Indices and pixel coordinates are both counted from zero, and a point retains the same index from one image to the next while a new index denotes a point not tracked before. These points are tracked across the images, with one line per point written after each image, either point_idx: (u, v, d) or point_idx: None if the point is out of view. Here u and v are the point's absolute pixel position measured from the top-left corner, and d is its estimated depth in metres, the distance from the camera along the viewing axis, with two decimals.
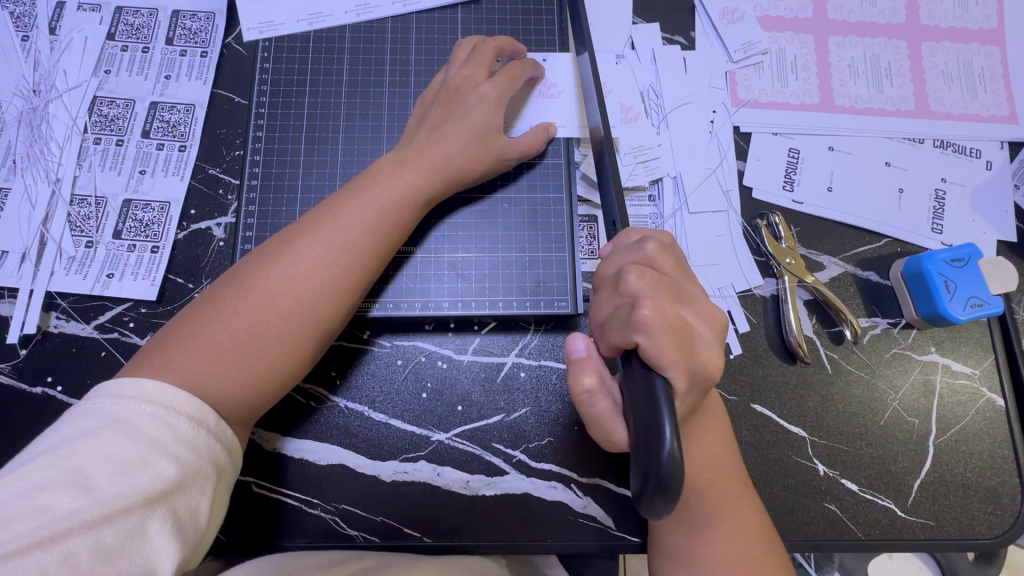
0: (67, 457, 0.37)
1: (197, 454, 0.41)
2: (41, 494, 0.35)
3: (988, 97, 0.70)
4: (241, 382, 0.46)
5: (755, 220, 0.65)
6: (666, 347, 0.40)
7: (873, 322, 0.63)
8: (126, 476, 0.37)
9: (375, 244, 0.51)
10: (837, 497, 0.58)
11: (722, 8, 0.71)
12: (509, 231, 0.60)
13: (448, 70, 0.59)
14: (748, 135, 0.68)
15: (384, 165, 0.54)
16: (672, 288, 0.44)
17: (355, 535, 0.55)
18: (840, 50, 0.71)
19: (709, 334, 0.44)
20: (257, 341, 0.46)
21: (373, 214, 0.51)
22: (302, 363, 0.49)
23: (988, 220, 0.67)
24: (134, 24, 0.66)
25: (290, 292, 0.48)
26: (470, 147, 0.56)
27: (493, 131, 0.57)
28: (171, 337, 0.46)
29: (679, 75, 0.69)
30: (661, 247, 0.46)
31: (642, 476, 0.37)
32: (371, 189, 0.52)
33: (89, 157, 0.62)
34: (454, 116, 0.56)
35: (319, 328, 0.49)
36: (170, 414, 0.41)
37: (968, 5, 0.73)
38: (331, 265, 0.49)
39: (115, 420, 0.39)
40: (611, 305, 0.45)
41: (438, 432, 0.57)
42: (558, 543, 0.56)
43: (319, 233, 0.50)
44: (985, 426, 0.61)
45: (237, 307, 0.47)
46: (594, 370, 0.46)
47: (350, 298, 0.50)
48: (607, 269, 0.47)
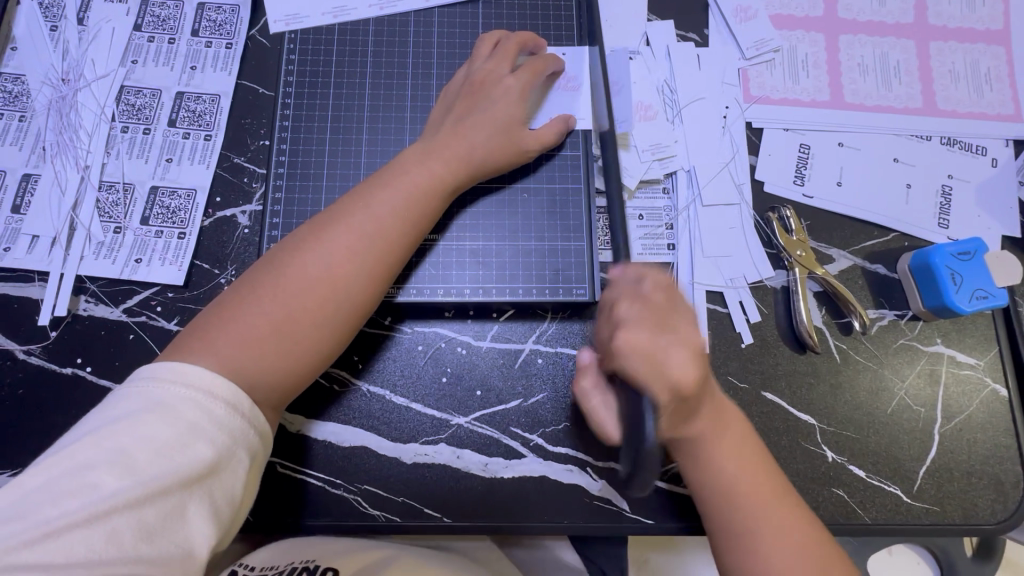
0: (112, 439, 0.38)
1: (232, 439, 0.42)
2: (89, 473, 0.37)
3: (994, 96, 0.72)
4: (279, 365, 0.47)
5: (767, 213, 0.66)
6: (637, 363, 0.42)
7: (881, 313, 0.65)
8: (166, 459, 0.38)
9: (405, 232, 0.52)
10: (845, 483, 0.60)
11: (735, 6, 0.72)
12: (528, 220, 0.62)
13: (471, 66, 0.61)
14: (760, 130, 0.69)
15: (412, 155, 0.55)
16: (657, 315, 0.45)
17: (377, 514, 0.57)
18: (850, 49, 0.72)
19: (687, 356, 0.44)
20: (293, 325, 0.48)
21: (404, 203, 0.53)
22: (335, 347, 0.50)
23: (993, 215, 0.68)
24: (160, 15, 0.67)
25: (326, 277, 0.49)
26: (493, 138, 0.57)
27: (515, 125, 0.59)
28: (210, 322, 0.47)
29: (694, 72, 0.70)
30: (658, 287, 0.48)
31: (630, 460, 0.39)
32: (401, 178, 0.54)
33: (117, 145, 0.64)
34: (478, 109, 0.58)
35: (352, 314, 0.50)
36: (208, 398, 0.42)
37: (975, 5, 0.74)
38: (364, 252, 0.50)
39: (156, 403, 0.41)
40: (606, 331, 0.48)
41: (458, 415, 0.59)
42: (575, 524, 0.57)
43: (352, 221, 0.51)
44: (988, 415, 0.62)
45: (275, 292, 0.48)
46: (594, 374, 0.54)
47: (381, 285, 0.52)
48: (611, 295, 0.50)
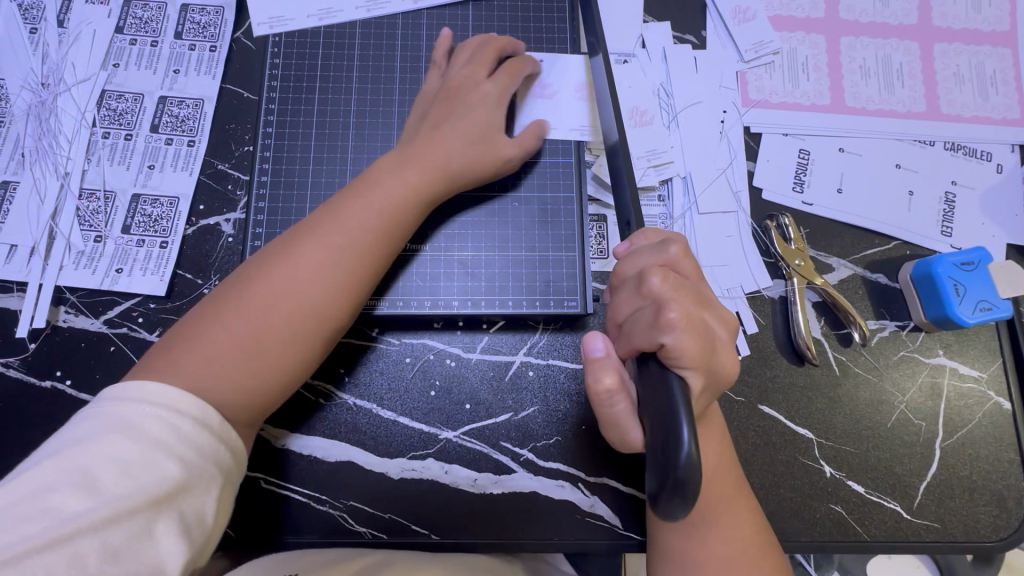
0: (74, 459, 0.37)
1: (201, 454, 0.41)
2: (50, 496, 0.35)
3: (999, 99, 0.70)
4: (246, 383, 0.45)
5: (765, 221, 0.65)
6: (691, 348, 0.41)
7: (882, 324, 0.63)
8: (131, 478, 0.37)
9: (378, 243, 0.51)
10: (844, 499, 0.58)
11: (734, 7, 0.70)
12: (519, 229, 0.60)
13: (448, 70, 0.59)
14: (758, 135, 0.67)
15: (385, 165, 0.54)
16: (693, 291, 0.44)
17: (363, 531, 0.55)
18: (851, 51, 0.70)
19: (725, 336, 0.45)
20: (262, 343, 0.46)
21: (376, 214, 0.51)
22: (307, 364, 0.49)
23: (998, 223, 0.66)
24: (143, 17, 0.66)
25: (295, 292, 0.47)
26: (472, 145, 0.56)
27: (490, 134, 0.56)
28: (176, 340, 0.46)
29: (690, 75, 0.68)
30: (683, 252, 0.46)
31: (658, 474, 0.36)
32: (374, 189, 0.52)
33: (98, 151, 0.62)
34: (454, 116, 0.56)
35: (323, 329, 0.49)
36: (175, 414, 0.41)
37: (981, 6, 0.72)
38: (334, 265, 0.49)
39: (121, 422, 0.39)
40: (632, 306, 0.45)
41: (446, 430, 0.58)
42: (566, 542, 0.56)
43: (322, 234, 0.49)
44: (992, 428, 0.61)
45: (242, 309, 0.47)
46: (614, 370, 0.45)
47: (354, 299, 0.50)
48: (627, 269, 0.47)
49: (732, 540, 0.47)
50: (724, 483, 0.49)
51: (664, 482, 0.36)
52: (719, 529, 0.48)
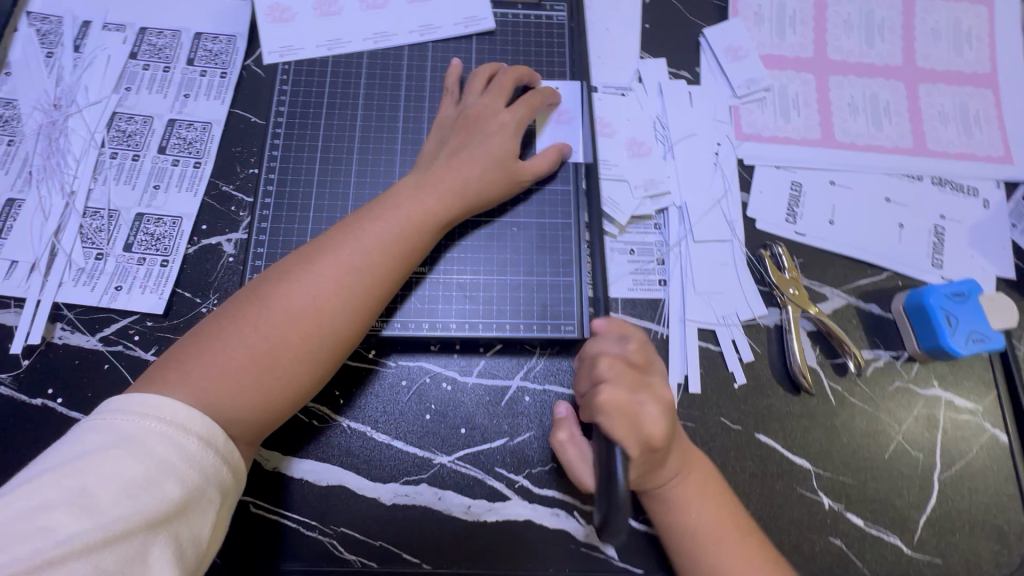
0: (74, 476, 0.36)
1: (203, 475, 0.40)
2: (46, 514, 0.35)
3: (983, 137, 0.72)
4: (255, 401, 0.45)
5: (759, 250, 0.66)
6: (618, 428, 0.44)
7: (877, 354, 0.63)
8: (131, 498, 0.37)
9: (395, 265, 0.52)
10: (843, 532, 0.57)
11: (727, 46, 0.73)
12: (518, 254, 0.61)
13: (465, 100, 0.62)
14: (752, 167, 0.69)
15: (404, 188, 0.55)
16: (636, 374, 0.48)
17: (353, 560, 0.54)
18: (840, 89, 0.73)
19: (660, 413, 0.47)
20: (273, 360, 0.46)
21: (395, 236, 0.52)
22: (316, 383, 0.49)
23: (987, 256, 0.68)
24: (157, 44, 0.68)
25: (310, 310, 0.48)
26: (487, 171, 0.57)
27: (507, 163, 0.58)
28: (187, 352, 0.46)
29: (686, 109, 0.71)
30: (640, 347, 0.50)
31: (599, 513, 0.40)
32: (392, 211, 0.53)
33: (105, 171, 0.63)
34: (471, 144, 0.58)
35: (336, 348, 0.49)
36: (180, 432, 0.40)
37: (962, 49, 0.76)
38: (352, 285, 0.49)
39: (124, 437, 0.39)
40: (587, 385, 0.50)
41: (441, 454, 0.57)
42: (561, 573, 0.54)
43: (341, 252, 0.50)
44: (990, 462, 0.61)
45: (257, 324, 0.47)
46: (570, 427, 0.56)
47: (366, 320, 0.50)
48: (593, 348, 0.51)
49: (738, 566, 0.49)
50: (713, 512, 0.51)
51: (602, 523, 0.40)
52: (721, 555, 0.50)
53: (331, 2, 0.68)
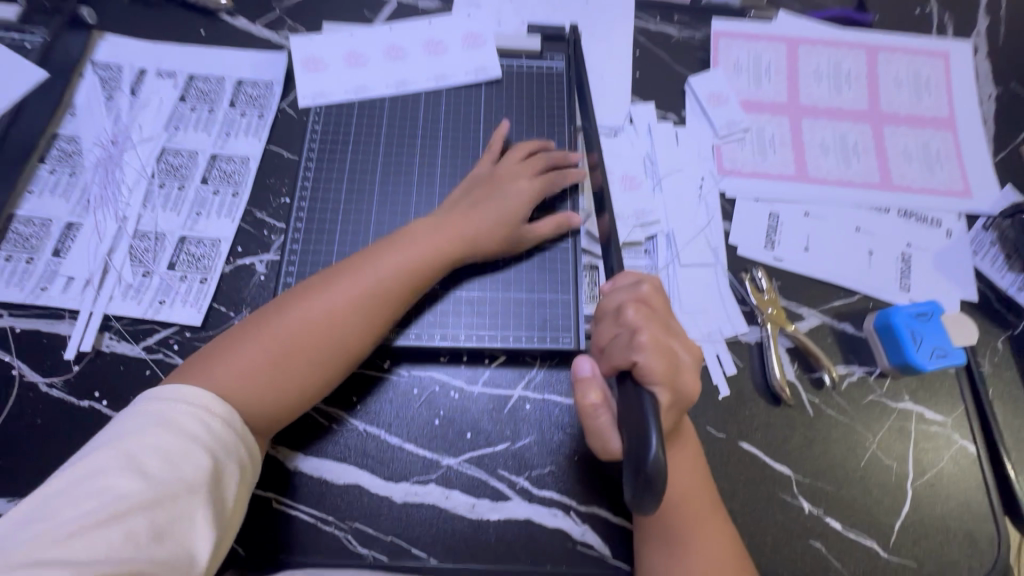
0: (121, 449, 0.43)
1: (228, 446, 0.46)
2: (102, 479, 0.41)
3: (944, 174, 0.80)
4: (266, 397, 0.51)
5: (740, 273, 0.72)
6: (658, 367, 0.49)
7: (851, 369, 0.69)
8: (172, 464, 0.43)
9: (403, 287, 0.58)
10: (822, 535, 0.61)
11: (709, 92, 0.82)
12: (520, 274, 0.67)
13: (491, 155, 0.70)
14: (733, 199, 0.77)
15: (423, 224, 0.62)
16: (663, 320, 0.53)
17: (365, 553, 0.58)
18: (812, 130, 0.81)
19: (689, 361, 0.52)
20: (284, 362, 0.52)
21: (408, 262, 0.59)
22: (322, 390, 0.54)
23: (951, 280, 0.74)
24: (203, 89, 0.77)
25: (325, 321, 0.54)
26: (498, 223, 0.64)
27: (515, 225, 0.65)
28: (213, 351, 0.52)
29: (672, 147, 0.79)
30: (654, 289, 0.55)
31: (631, 482, 0.43)
32: (407, 241, 0.60)
33: (153, 198, 0.71)
34: (489, 202, 0.65)
35: (343, 358, 0.55)
36: (206, 412, 0.46)
37: (922, 96, 0.84)
38: (365, 303, 0.56)
39: (160, 416, 0.45)
40: (612, 332, 0.53)
41: (448, 456, 0.62)
42: (559, 569, 0.58)
43: (360, 274, 0.57)
44: (959, 471, 0.65)
45: (277, 328, 0.53)
46: (599, 388, 0.52)
47: (373, 336, 0.56)
48: (608, 303, 0.55)
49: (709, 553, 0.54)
50: (697, 504, 0.56)
51: (636, 482, 0.42)
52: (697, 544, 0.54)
53: (359, 55, 0.77)
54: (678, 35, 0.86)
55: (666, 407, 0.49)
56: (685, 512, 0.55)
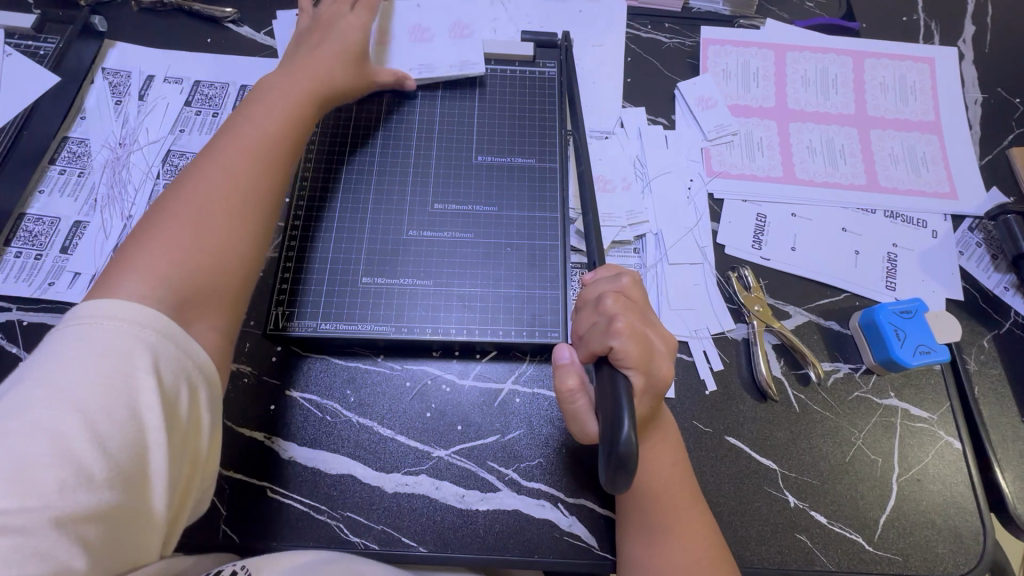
0: (54, 382, 0.39)
1: (171, 367, 0.44)
2: (40, 415, 0.38)
3: (931, 176, 0.81)
4: (200, 266, 0.51)
5: (727, 272, 0.74)
6: (633, 352, 0.51)
7: (836, 366, 0.70)
8: (112, 391, 0.40)
9: (288, 133, 0.62)
10: (807, 529, 0.62)
11: (698, 97, 0.84)
12: (510, 271, 0.69)
13: (314, 12, 0.76)
14: (721, 200, 0.78)
15: (276, 78, 0.67)
16: (639, 310, 0.56)
17: (357, 542, 0.59)
18: (799, 134, 0.83)
19: (664, 349, 0.55)
20: (203, 227, 0.52)
21: (280, 113, 0.63)
22: (256, 239, 0.56)
23: (937, 280, 0.75)
24: (208, 94, 0.80)
25: (225, 179, 0.56)
26: (346, 61, 0.71)
27: (360, 55, 0.73)
28: (125, 252, 0.50)
29: (661, 149, 0.81)
30: (634, 282, 0.58)
31: (604, 460, 0.46)
32: (270, 97, 0.64)
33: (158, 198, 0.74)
34: (328, 38, 0.72)
35: (259, 202, 0.57)
36: (133, 326, 0.43)
37: (908, 100, 0.86)
38: (256, 151, 0.59)
39: (88, 344, 0.42)
40: (591, 320, 0.56)
41: (438, 448, 0.63)
42: (546, 560, 0.59)
43: (237, 133, 0.59)
44: (944, 467, 0.66)
45: (180, 206, 0.53)
46: (576, 374, 0.56)
47: (277, 178, 0.59)
48: (589, 293, 0.58)
49: (688, 543, 0.55)
50: (677, 495, 0.57)
51: (608, 462, 0.45)
52: (676, 537, 0.55)
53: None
54: (669, 43, 0.89)
55: (641, 391, 0.52)
56: (663, 505, 0.56)
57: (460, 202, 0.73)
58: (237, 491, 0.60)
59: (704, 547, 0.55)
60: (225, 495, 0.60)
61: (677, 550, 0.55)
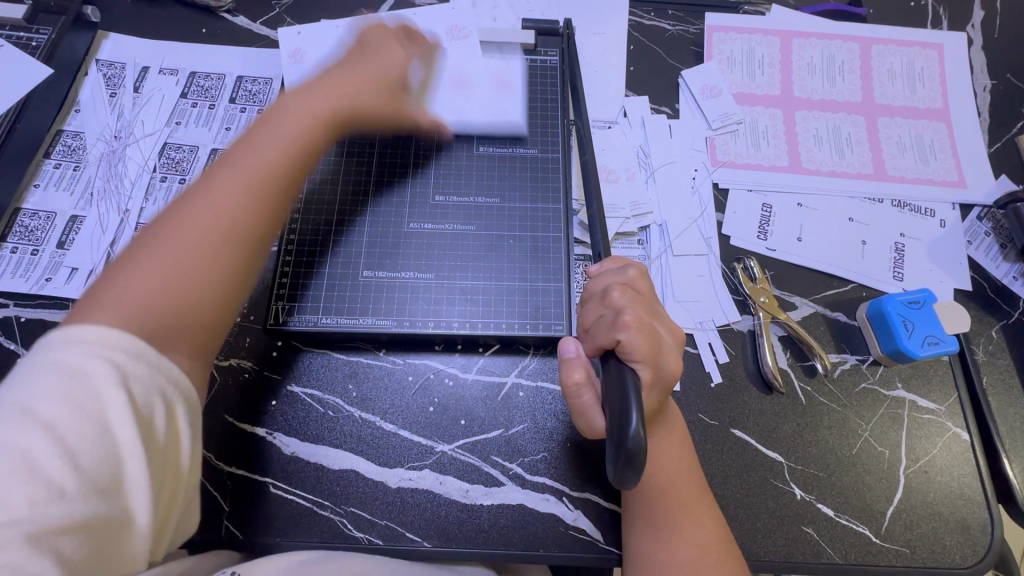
0: (25, 403, 0.39)
1: (142, 385, 0.42)
2: (8, 438, 0.37)
3: (939, 165, 0.80)
4: (176, 306, 0.48)
5: (732, 263, 0.73)
6: (641, 345, 0.50)
7: (843, 357, 0.69)
8: (82, 411, 0.39)
9: (292, 162, 0.58)
10: (813, 521, 0.62)
11: (703, 85, 0.83)
12: (513, 263, 0.68)
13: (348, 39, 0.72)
14: (726, 190, 0.77)
15: (289, 99, 0.63)
16: (646, 302, 0.55)
17: (361, 537, 0.59)
18: (805, 122, 0.82)
19: (672, 342, 0.54)
20: (187, 265, 0.50)
21: (286, 136, 0.59)
22: (240, 278, 0.53)
23: (945, 270, 0.74)
24: (204, 85, 0.79)
25: (217, 214, 0.53)
26: (381, 92, 0.68)
27: (399, 89, 0.70)
28: (104, 284, 0.48)
29: (665, 139, 0.79)
30: (640, 273, 0.57)
31: (612, 455, 0.45)
32: (278, 119, 0.60)
33: (155, 191, 0.73)
34: (366, 63, 0.68)
35: (249, 240, 0.54)
36: (104, 348, 0.42)
37: (916, 87, 0.84)
38: (254, 183, 0.55)
39: (57, 364, 0.41)
40: (597, 313, 0.55)
41: (442, 443, 0.63)
42: (551, 554, 0.59)
43: (239, 160, 0.56)
44: (952, 458, 0.65)
45: (166, 240, 0.50)
46: (582, 367, 0.55)
47: (272, 211, 0.56)
48: (595, 286, 0.58)
49: (695, 538, 0.54)
50: (684, 489, 0.56)
51: (616, 458, 0.45)
52: (683, 533, 0.55)
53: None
54: (672, 30, 0.87)
55: (649, 385, 0.51)
56: (669, 500, 0.56)
57: (461, 194, 0.72)
58: (239, 486, 0.60)
59: (712, 543, 0.54)
60: (227, 491, 0.60)
61: (685, 546, 0.54)
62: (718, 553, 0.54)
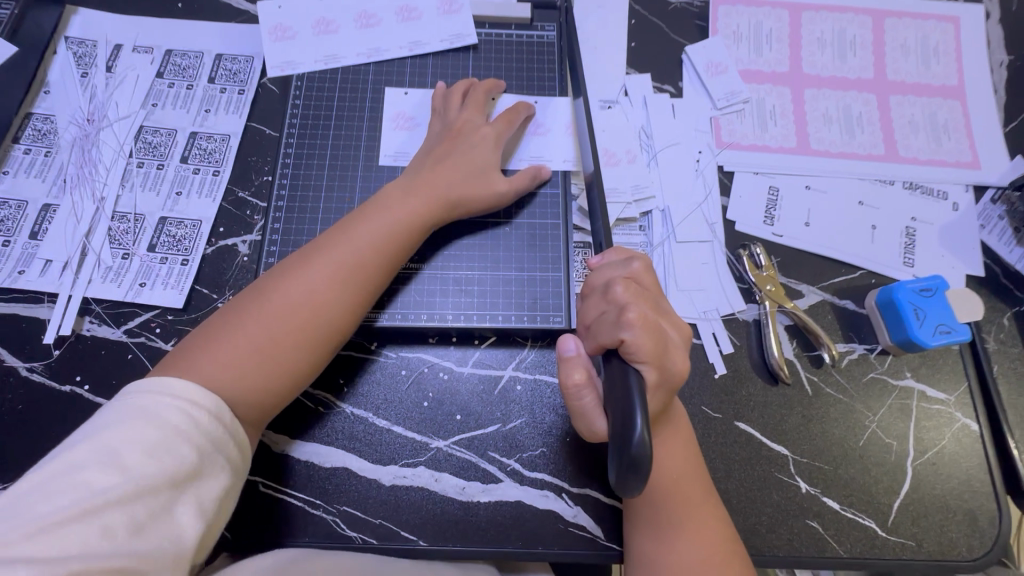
0: (102, 443, 0.40)
1: (213, 444, 0.44)
2: (79, 473, 0.38)
3: (953, 145, 0.77)
4: (258, 386, 0.49)
5: (738, 250, 0.70)
6: (646, 344, 0.48)
7: (851, 347, 0.67)
8: (155, 458, 0.40)
9: (387, 257, 0.57)
10: (818, 515, 0.60)
11: (708, 62, 0.78)
12: (510, 250, 0.67)
13: (450, 113, 0.68)
14: (731, 173, 0.74)
15: (397, 188, 0.61)
16: (651, 298, 0.52)
17: (354, 537, 0.57)
18: (815, 101, 0.78)
19: (678, 340, 0.52)
20: (273, 351, 0.50)
21: (386, 230, 0.58)
22: (316, 367, 0.54)
23: (957, 255, 0.72)
24: (181, 64, 0.74)
25: (308, 302, 0.52)
26: (466, 183, 0.63)
27: (490, 175, 0.64)
28: (198, 345, 0.49)
29: (668, 119, 0.76)
30: (645, 267, 0.54)
31: (614, 463, 0.43)
32: (382, 208, 0.59)
33: (132, 178, 0.69)
34: (459, 157, 0.63)
35: (333, 335, 0.54)
36: (192, 406, 0.44)
37: (930, 63, 0.81)
38: (349, 280, 0.55)
39: (141, 411, 0.42)
40: (599, 310, 0.52)
41: (437, 439, 0.61)
42: (549, 551, 0.57)
43: (340, 246, 0.56)
44: (961, 449, 0.63)
45: (258, 316, 0.51)
46: (582, 367, 0.53)
47: (361, 311, 0.56)
48: (597, 280, 0.55)
49: (700, 536, 0.53)
50: (687, 486, 0.55)
51: (620, 464, 0.42)
52: (688, 531, 0.53)
53: (408, 117, 0.71)
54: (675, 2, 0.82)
55: (654, 385, 0.49)
56: (672, 496, 0.54)
57: None
58: None
59: (717, 540, 0.53)
60: None
61: (689, 544, 0.53)
62: (724, 551, 0.53)
